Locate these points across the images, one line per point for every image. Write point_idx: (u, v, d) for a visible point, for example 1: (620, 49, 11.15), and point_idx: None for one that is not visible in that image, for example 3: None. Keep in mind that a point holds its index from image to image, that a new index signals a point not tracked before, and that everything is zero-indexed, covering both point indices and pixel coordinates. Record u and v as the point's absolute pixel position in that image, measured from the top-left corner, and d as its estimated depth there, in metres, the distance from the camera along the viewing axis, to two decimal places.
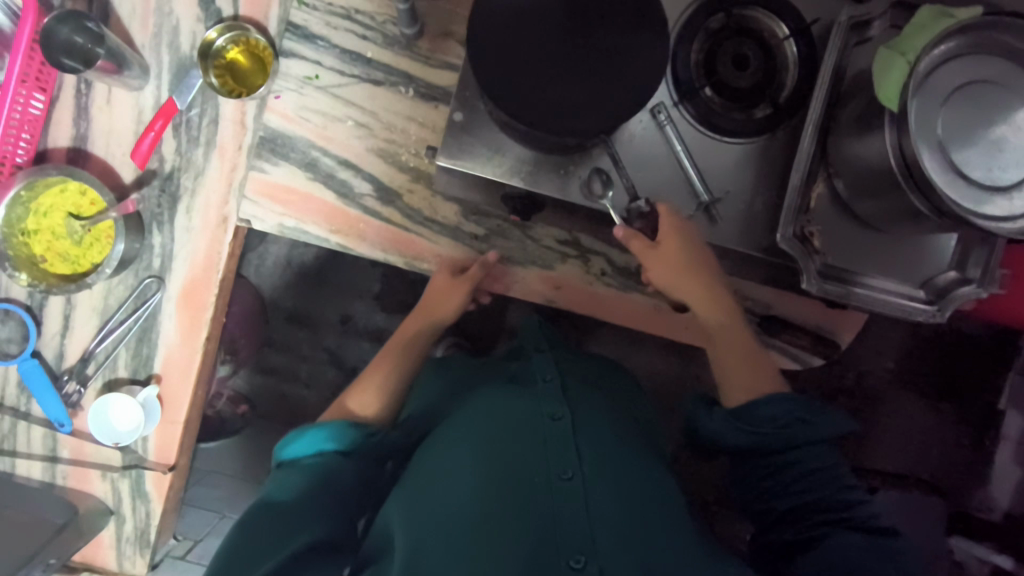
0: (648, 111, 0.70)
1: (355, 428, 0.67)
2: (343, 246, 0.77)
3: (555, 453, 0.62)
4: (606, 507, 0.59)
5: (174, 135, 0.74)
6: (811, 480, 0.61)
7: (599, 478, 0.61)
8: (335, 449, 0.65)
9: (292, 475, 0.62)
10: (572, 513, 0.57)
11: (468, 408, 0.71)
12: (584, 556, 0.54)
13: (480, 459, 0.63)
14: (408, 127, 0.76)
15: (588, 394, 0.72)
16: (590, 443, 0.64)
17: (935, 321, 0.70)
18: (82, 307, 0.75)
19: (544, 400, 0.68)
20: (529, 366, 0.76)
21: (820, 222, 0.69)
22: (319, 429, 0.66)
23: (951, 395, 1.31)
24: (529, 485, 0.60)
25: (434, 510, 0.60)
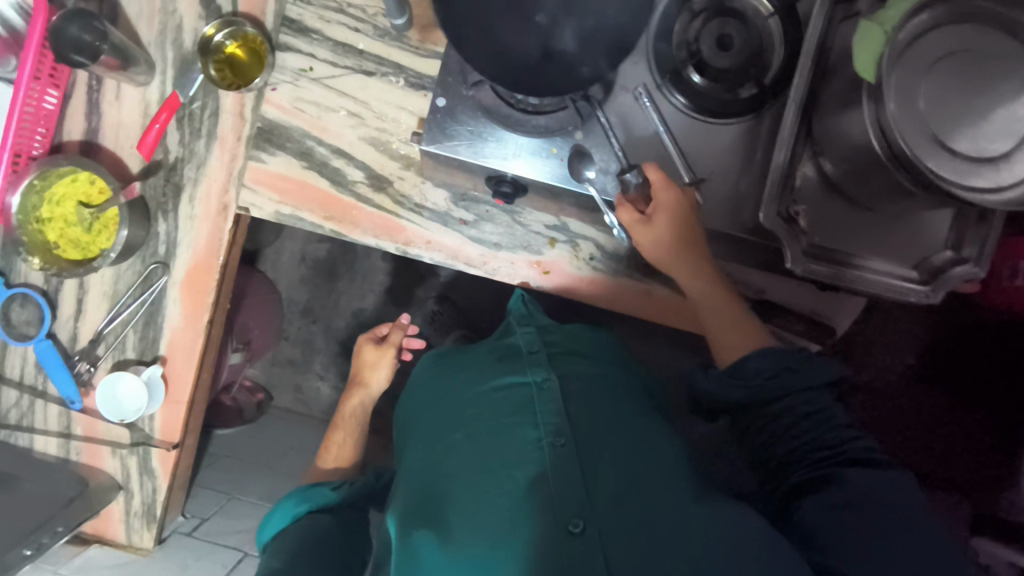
0: (630, 94, 0.70)
1: (322, 486, 0.76)
2: (335, 232, 0.80)
3: (546, 423, 0.62)
4: (599, 468, 0.59)
5: (178, 127, 0.78)
6: (811, 423, 0.59)
7: (590, 441, 0.61)
8: (309, 511, 0.73)
9: (281, 541, 0.68)
10: (566, 478, 0.57)
11: (462, 385, 0.72)
12: (581, 519, 0.54)
13: (472, 436, 0.64)
14: (399, 115, 0.79)
15: (582, 363, 0.72)
16: (579, 406, 0.64)
17: (928, 303, 0.68)
18: (93, 291, 0.79)
19: (528, 371, 0.68)
20: (514, 343, 0.76)
21: (805, 203, 0.68)
22: (291, 499, 0.75)
23: (977, 391, 1.25)
24: (520, 453, 0.60)
25: (433, 493, 0.61)
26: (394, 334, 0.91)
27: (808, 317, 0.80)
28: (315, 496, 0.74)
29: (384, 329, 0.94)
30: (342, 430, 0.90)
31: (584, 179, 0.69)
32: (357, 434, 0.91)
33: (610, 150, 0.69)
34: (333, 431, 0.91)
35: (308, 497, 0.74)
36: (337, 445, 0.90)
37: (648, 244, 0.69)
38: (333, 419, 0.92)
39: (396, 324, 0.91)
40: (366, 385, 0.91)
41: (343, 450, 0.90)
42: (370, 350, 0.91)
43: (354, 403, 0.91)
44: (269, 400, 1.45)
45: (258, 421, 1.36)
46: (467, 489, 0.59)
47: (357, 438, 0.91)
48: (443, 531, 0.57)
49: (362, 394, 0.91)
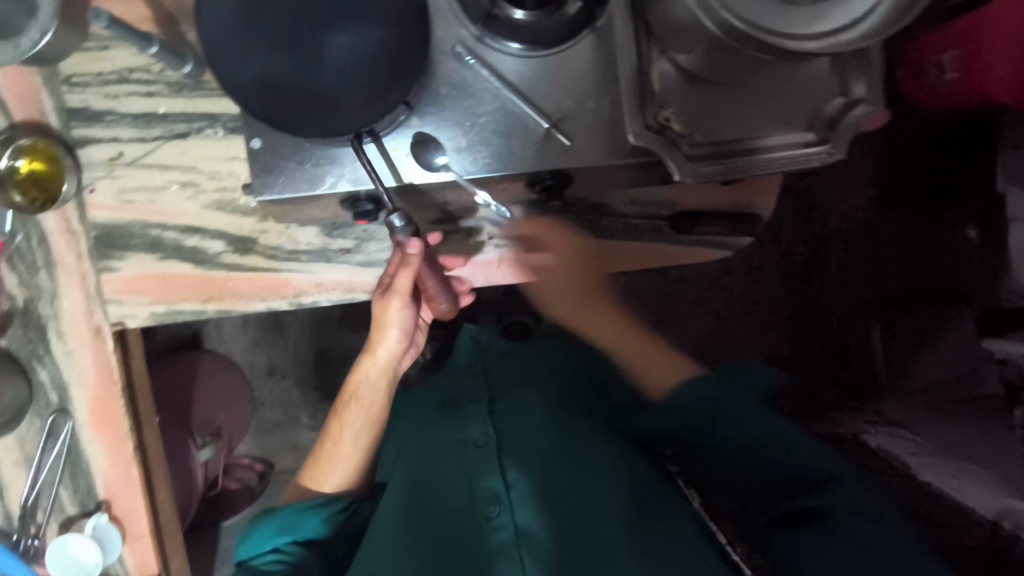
0: (452, 56, 0.62)
1: (310, 513, 0.75)
2: (222, 311, 0.74)
3: (482, 486, 0.71)
4: (530, 527, 0.68)
5: (12, 268, 0.71)
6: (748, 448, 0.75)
7: (526, 504, 0.69)
8: (290, 539, 0.74)
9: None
10: (500, 550, 0.67)
11: (412, 452, 0.79)
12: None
13: (422, 509, 0.72)
14: (233, 167, 0.71)
15: (512, 399, 0.80)
16: (514, 460, 0.73)
17: (833, 160, 0.61)
18: (5, 463, 0.74)
19: (466, 429, 0.77)
20: (460, 394, 0.83)
21: (673, 105, 0.62)
22: (273, 523, 0.75)
23: (942, 199, 1.17)
24: (466, 526, 0.70)
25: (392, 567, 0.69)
26: (401, 275, 0.65)
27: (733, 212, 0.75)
28: (301, 527, 0.75)
29: (393, 267, 0.67)
30: (342, 421, 0.78)
31: (437, 168, 0.63)
32: (365, 421, 0.78)
33: (456, 124, 0.63)
34: (331, 423, 0.79)
35: (293, 528, 0.74)
36: (332, 445, 0.78)
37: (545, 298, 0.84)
38: (337, 404, 0.79)
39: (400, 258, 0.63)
40: (373, 352, 0.74)
41: (337, 452, 0.78)
42: (376, 303, 0.69)
43: (359, 379, 0.77)
44: (270, 464, 1.40)
45: None
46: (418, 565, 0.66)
47: (357, 437, 0.78)
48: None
49: (369, 364, 0.75)
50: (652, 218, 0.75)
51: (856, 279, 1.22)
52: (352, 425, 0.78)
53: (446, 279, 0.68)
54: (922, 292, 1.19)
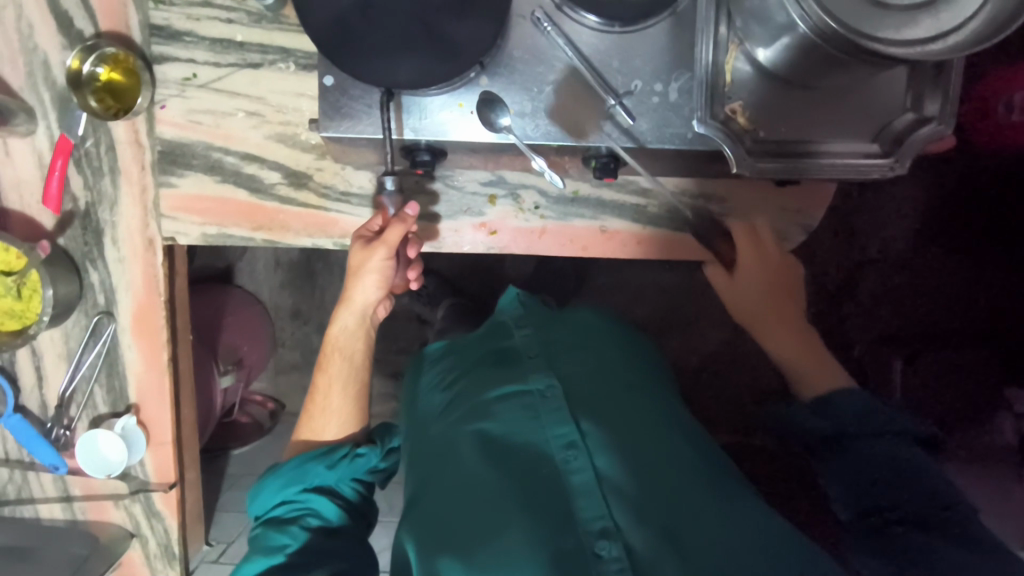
0: (529, 20, 0.63)
1: (316, 462, 0.64)
2: (269, 241, 0.76)
3: (551, 425, 0.60)
4: (611, 475, 0.56)
5: (78, 170, 0.74)
6: (865, 445, 0.55)
7: (608, 447, 0.58)
8: (301, 490, 0.63)
9: (263, 556, 0.58)
10: (583, 499, 0.55)
11: (463, 397, 0.68)
12: (609, 541, 0.52)
13: (484, 452, 0.60)
14: (299, 103, 0.73)
15: (572, 349, 0.70)
16: (586, 407, 0.61)
17: (894, 175, 0.62)
18: (48, 355, 0.78)
19: (529, 378, 0.65)
20: (514, 347, 0.72)
21: (744, 96, 0.62)
22: (279, 476, 0.64)
23: (991, 241, 1.15)
24: (537, 472, 0.57)
25: (446, 518, 0.57)
26: (392, 230, 0.62)
27: (780, 214, 0.76)
28: (313, 474, 0.64)
29: (379, 225, 0.66)
30: (327, 373, 0.68)
31: (501, 128, 0.63)
32: (348, 374, 0.68)
33: (523, 88, 0.64)
34: (315, 376, 0.68)
35: (305, 475, 0.63)
36: (322, 399, 0.68)
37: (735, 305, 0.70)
38: (319, 358, 0.69)
39: (395, 215, 0.63)
40: (349, 301, 0.66)
41: (326, 398, 0.68)
42: (357, 252, 0.64)
43: (336, 334, 0.68)
44: (281, 406, 1.41)
45: (275, 431, 1.35)
46: (483, 509, 0.56)
47: (342, 386, 0.68)
48: (468, 556, 0.53)
49: (344, 314, 0.67)
50: (700, 211, 0.76)
51: (888, 312, 1.20)
52: (337, 372, 0.68)
53: (409, 261, 0.70)
54: (952, 336, 1.17)
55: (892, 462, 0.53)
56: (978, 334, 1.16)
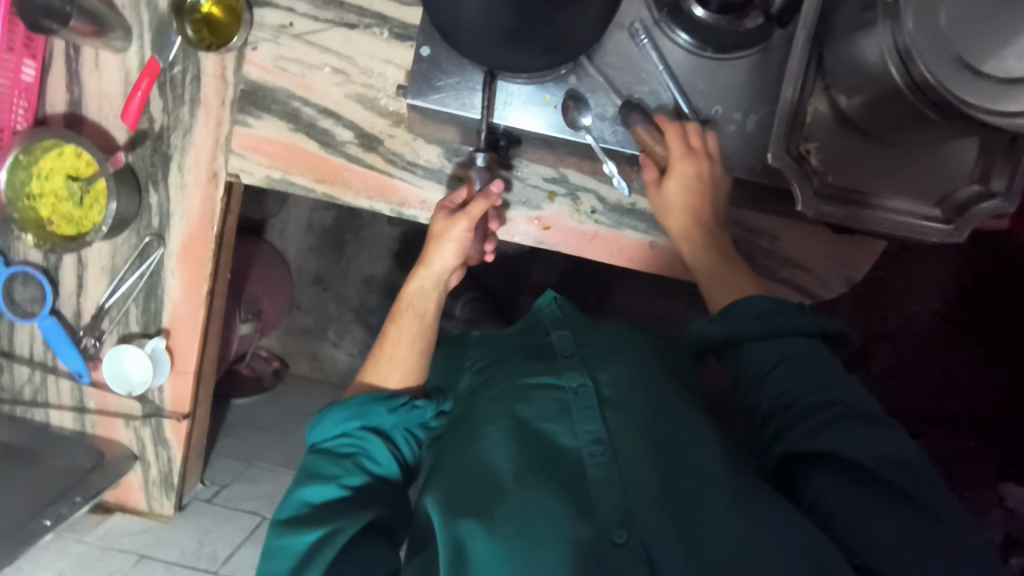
0: (626, 29, 0.65)
1: (378, 404, 0.66)
2: (328, 195, 0.78)
3: (580, 423, 0.62)
4: (636, 472, 0.58)
5: (160, 94, 0.76)
6: (754, 350, 0.59)
7: (633, 445, 0.60)
8: (360, 427, 0.66)
9: (320, 484, 0.62)
10: (605, 491, 0.57)
11: (494, 382, 0.70)
12: (625, 530, 0.54)
13: (514, 433, 0.62)
14: (385, 70, 0.75)
15: (608, 350, 0.72)
16: (617, 407, 0.63)
17: (950, 242, 0.63)
18: (92, 266, 0.79)
19: (563, 374, 0.67)
20: (549, 343, 0.74)
21: (818, 139, 0.64)
22: (343, 408, 0.66)
23: (1005, 338, 1.16)
24: (563, 461, 0.60)
25: (471, 485, 0.60)
26: (477, 205, 0.65)
27: (826, 261, 0.77)
28: (370, 417, 0.66)
29: (462, 199, 0.69)
30: (398, 325, 0.70)
31: (580, 128, 0.65)
32: (419, 330, 0.70)
33: (610, 92, 0.65)
34: (387, 327, 0.70)
35: (362, 416, 0.65)
36: (391, 348, 0.70)
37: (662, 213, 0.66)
38: (392, 311, 0.71)
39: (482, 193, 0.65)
40: (430, 264, 0.68)
41: (397, 352, 0.70)
42: (441, 221, 0.67)
43: (413, 290, 0.69)
44: (285, 366, 1.43)
45: (276, 389, 1.35)
46: (508, 490, 0.58)
47: (415, 339, 0.70)
48: (491, 522, 0.57)
49: (422, 275, 0.69)
50: (749, 243, 0.77)
51: (903, 387, 1.20)
52: (410, 329, 0.69)
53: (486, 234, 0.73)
54: (961, 421, 1.18)
55: (790, 370, 0.57)
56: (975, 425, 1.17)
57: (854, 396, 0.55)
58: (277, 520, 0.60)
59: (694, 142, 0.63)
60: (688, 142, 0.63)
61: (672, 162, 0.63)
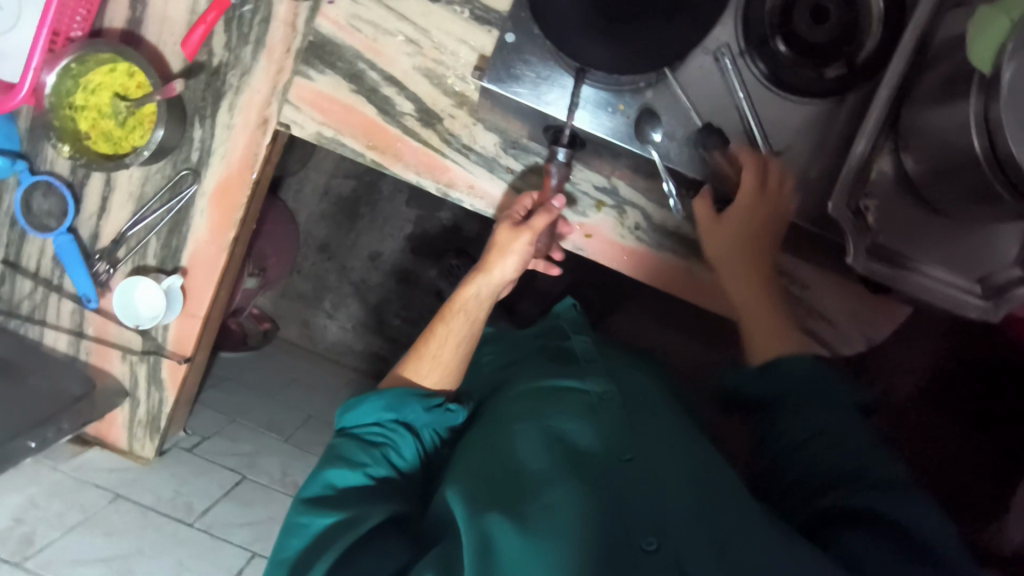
0: (710, 55, 0.66)
1: (416, 399, 0.64)
2: (377, 163, 0.77)
3: (609, 428, 0.61)
4: (667, 481, 0.56)
5: (225, 29, 0.74)
6: (789, 405, 0.59)
7: (662, 456, 0.59)
8: (393, 419, 0.64)
9: (347, 470, 0.59)
10: (637, 495, 0.55)
11: (516, 385, 0.70)
12: (655, 537, 0.52)
13: (540, 431, 0.61)
14: (458, 49, 0.74)
15: (629, 372, 0.72)
16: (642, 423, 0.63)
17: (984, 319, 0.65)
18: (120, 191, 0.76)
19: (587, 379, 0.67)
20: (572, 351, 0.74)
21: (877, 198, 0.65)
22: (381, 396, 0.63)
23: None
24: (591, 461, 0.58)
25: (494, 477, 0.58)
26: (539, 218, 0.65)
27: (852, 318, 0.78)
28: (405, 410, 0.63)
29: (526, 208, 0.69)
30: (447, 326, 0.67)
31: (648, 143, 0.65)
32: (467, 334, 0.67)
33: (682, 113, 0.66)
34: (434, 324, 0.67)
35: (398, 408, 0.63)
36: (436, 346, 0.66)
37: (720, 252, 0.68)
38: (441, 308, 0.68)
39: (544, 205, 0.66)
40: (490, 273, 0.66)
41: (442, 353, 0.66)
42: (504, 231, 0.66)
43: (469, 294, 0.67)
44: (275, 328, 1.41)
45: (263, 349, 1.32)
46: (533, 483, 0.56)
47: (461, 342, 0.67)
48: (515, 514, 0.54)
49: (481, 281, 0.66)
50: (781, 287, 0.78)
51: None
52: (459, 331, 0.67)
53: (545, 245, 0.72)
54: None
55: (828, 435, 0.57)
56: None
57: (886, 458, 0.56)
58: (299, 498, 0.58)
59: (770, 182, 0.64)
60: (763, 180, 0.64)
61: (741, 197, 0.65)
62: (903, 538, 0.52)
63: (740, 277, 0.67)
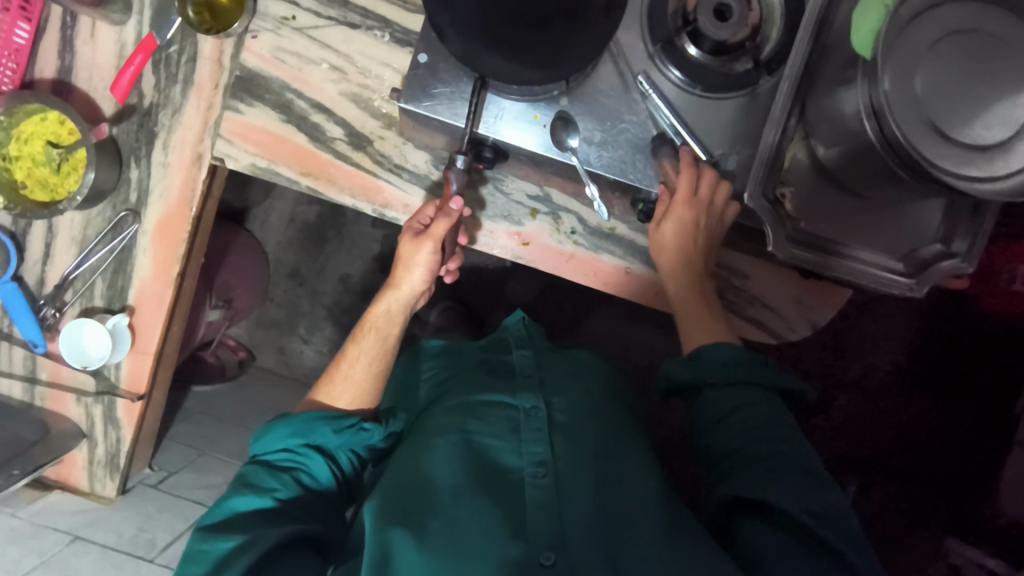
0: (621, 60, 0.67)
1: (323, 422, 0.66)
2: (312, 189, 0.78)
3: (529, 443, 0.63)
4: (574, 497, 0.59)
5: (154, 71, 0.75)
6: (713, 394, 0.60)
7: (574, 470, 0.61)
8: (303, 444, 0.66)
9: (252, 495, 0.61)
10: (542, 511, 0.58)
11: (451, 395, 0.72)
12: (554, 552, 0.55)
13: (460, 448, 0.63)
14: (383, 72, 0.76)
15: (568, 376, 0.73)
16: (564, 434, 0.65)
17: (910, 296, 0.66)
18: (62, 236, 0.77)
19: (518, 394, 0.68)
20: (509, 362, 0.76)
21: (793, 184, 0.66)
22: (288, 423, 0.66)
23: (959, 398, 1.19)
24: (505, 479, 0.61)
25: (407, 493, 0.60)
26: (438, 224, 0.66)
27: (794, 305, 0.79)
28: (312, 433, 0.65)
29: (428, 218, 0.69)
30: (358, 346, 0.70)
31: (567, 149, 0.67)
32: (378, 353, 0.70)
33: (598, 117, 0.67)
34: (346, 346, 0.71)
35: (304, 432, 0.65)
36: (347, 367, 0.70)
37: (657, 251, 0.68)
38: (353, 330, 0.72)
39: (442, 210, 0.66)
40: (398, 287, 0.69)
41: (353, 372, 0.70)
42: (406, 243, 0.68)
43: (378, 312, 0.70)
44: (251, 357, 1.41)
45: (238, 379, 1.32)
46: (446, 503, 0.59)
47: (372, 361, 0.70)
48: (422, 533, 0.56)
49: (390, 297, 0.70)
50: (721, 280, 0.79)
51: (858, 438, 1.22)
52: (369, 350, 0.70)
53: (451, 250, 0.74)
54: (912, 474, 1.20)
55: (745, 422, 0.58)
56: (923, 481, 1.20)
57: (799, 450, 0.57)
58: (199, 525, 0.59)
59: (701, 190, 0.65)
60: (696, 189, 0.65)
61: (673, 206, 0.65)
62: (802, 532, 0.54)
63: (677, 275, 0.68)
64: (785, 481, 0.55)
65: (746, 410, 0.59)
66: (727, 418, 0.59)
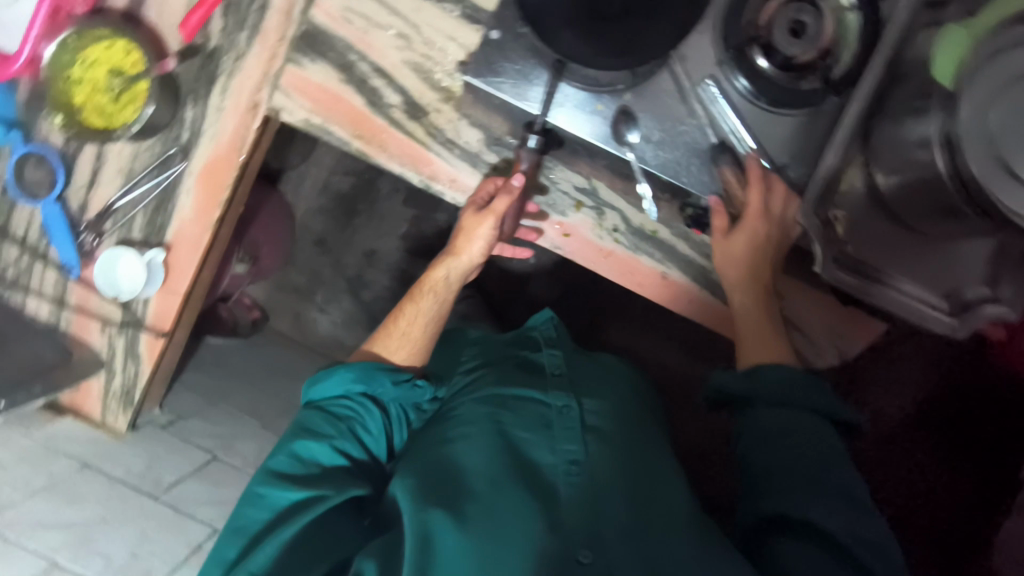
0: (690, 63, 0.67)
1: (384, 373, 0.66)
2: (361, 151, 0.78)
3: (561, 442, 0.63)
4: (609, 499, 0.59)
5: (222, 14, 0.75)
6: (768, 412, 0.60)
7: (610, 473, 0.61)
8: (362, 392, 0.66)
9: (313, 441, 0.61)
10: (579, 511, 0.58)
11: (481, 385, 0.72)
12: (590, 551, 0.55)
13: (493, 441, 0.63)
14: (447, 46, 0.75)
15: (602, 380, 0.73)
16: (597, 434, 0.64)
17: (949, 335, 0.65)
18: (111, 164, 0.78)
19: (549, 392, 0.68)
20: (539, 359, 0.75)
21: (848, 208, 0.65)
22: (350, 368, 0.66)
23: (967, 454, 1.17)
24: (539, 475, 0.61)
25: (441, 483, 0.61)
26: (499, 200, 0.68)
27: (825, 333, 0.79)
28: (372, 384, 0.65)
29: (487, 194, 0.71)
30: (416, 305, 0.71)
31: (624, 143, 0.67)
32: (436, 313, 0.72)
33: (658, 116, 0.67)
34: (405, 303, 0.72)
35: (365, 382, 0.65)
36: (405, 323, 0.71)
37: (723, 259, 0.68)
38: (412, 288, 0.73)
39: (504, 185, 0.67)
40: (458, 255, 0.70)
41: (411, 329, 0.71)
42: (468, 217, 0.70)
43: (438, 276, 0.72)
44: (265, 318, 1.41)
45: (252, 337, 1.32)
46: (482, 494, 0.59)
47: (431, 320, 0.72)
48: (462, 519, 0.57)
49: (451, 263, 0.71)
50: None
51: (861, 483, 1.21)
52: (429, 310, 0.71)
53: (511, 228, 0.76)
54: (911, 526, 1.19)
55: (792, 442, 0.58)
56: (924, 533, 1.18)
57: (841, 473, 0.57)
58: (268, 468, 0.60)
59: (773, 206, 0.66)
60: (767, 205, 0.66)
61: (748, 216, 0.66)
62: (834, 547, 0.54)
63: (742, 286, 0.68)
64: (819, 500, 0.55)
65: (793, 432, 0.58)
66: (776, 432, 0.59)
